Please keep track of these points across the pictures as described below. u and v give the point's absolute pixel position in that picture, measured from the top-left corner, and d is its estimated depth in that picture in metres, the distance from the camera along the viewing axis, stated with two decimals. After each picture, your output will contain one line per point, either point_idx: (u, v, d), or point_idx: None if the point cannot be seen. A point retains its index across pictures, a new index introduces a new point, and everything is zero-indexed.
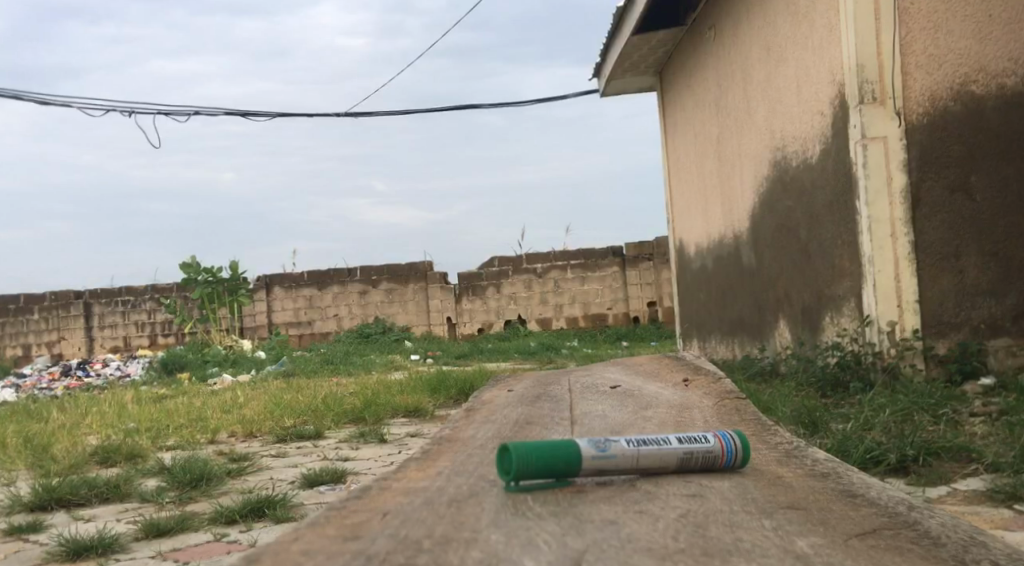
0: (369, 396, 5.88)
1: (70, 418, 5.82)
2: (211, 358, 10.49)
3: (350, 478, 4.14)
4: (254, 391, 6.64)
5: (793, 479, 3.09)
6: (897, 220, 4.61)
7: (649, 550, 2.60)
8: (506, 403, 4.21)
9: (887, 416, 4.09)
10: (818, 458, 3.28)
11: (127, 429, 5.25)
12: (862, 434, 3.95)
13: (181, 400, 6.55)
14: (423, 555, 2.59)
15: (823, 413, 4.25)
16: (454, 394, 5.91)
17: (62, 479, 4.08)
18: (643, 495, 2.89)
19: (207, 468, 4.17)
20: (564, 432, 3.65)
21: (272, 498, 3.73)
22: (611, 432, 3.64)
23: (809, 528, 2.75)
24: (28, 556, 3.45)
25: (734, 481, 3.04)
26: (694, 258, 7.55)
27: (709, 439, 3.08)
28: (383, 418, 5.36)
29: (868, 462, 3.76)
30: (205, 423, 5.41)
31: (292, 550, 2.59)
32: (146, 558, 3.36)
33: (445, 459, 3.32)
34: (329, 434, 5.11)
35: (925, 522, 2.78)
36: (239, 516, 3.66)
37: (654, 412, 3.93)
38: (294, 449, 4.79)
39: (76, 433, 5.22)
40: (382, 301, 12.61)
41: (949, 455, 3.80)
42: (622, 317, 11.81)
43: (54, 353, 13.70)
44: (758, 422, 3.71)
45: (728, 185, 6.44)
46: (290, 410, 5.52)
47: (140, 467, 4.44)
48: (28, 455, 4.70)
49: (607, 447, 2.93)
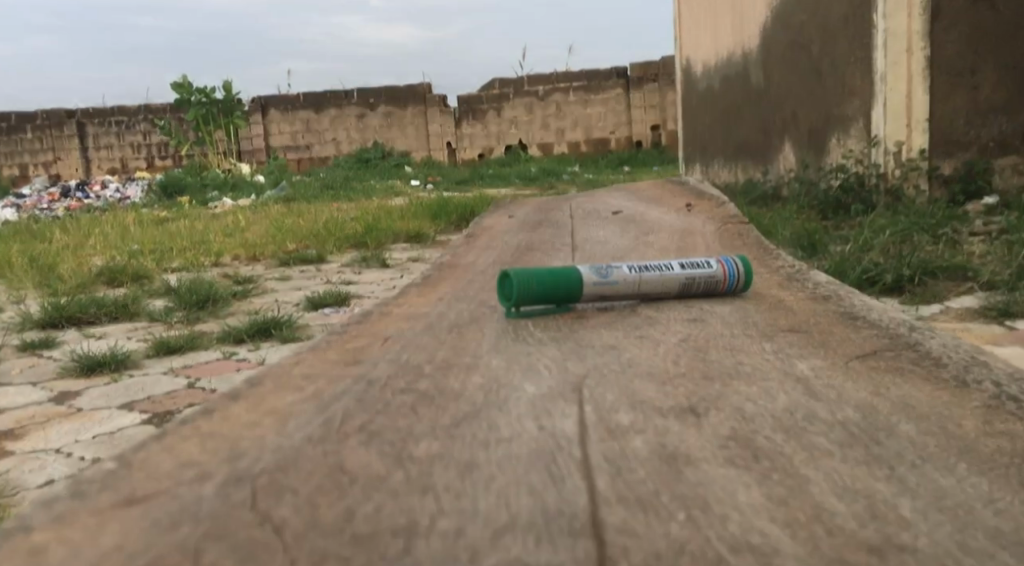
0: (368, 220, 5.30)
1: (73, 238, 5.13)
2: (210, 181, 9.91)
3: (355, 300, 3.39)
4: (255, 215, 6.12)
5: (792, 302, 2.36)
6: (914, 33, 3.85)
7: (648, 329, 2.15)
8: (509, 228, 3.98)
9: (886, 235, 3.29)
10: (820, 280, 2.57)
11: (133, 250, 4.58)
12: (860, 255, 3.15)
13: (181, 222, 5.86)
14: (423, 379, 1.90)
15: (822, 236, 3.51)
16: (456, 219, 5.34)
17: (66, 300, 3.34)
18: (644, 320, 2.21)
19: (214, 288, 3.46)
20: (566, 256, 3.25)
21: (281, 316, 2.98)
22: (613, 256, 3.19)
23: (806, 349, 2.00)
24: (35, 374, 2.73)
25: (737, 303, 2.35)
26: (700, 78, 6.53)
27: (711, 260, 2.41)
28: (383, 241, 4.75)
29: (863, 282, 2.97)
30: (206, 245, 4.77)
31: (292, 375, 1.95)
32: (159, 375, 2.63)
33: (450, 285, 2.84)
34: (332, 258, 4.48)
35: (927, 342, 1.98)
36: (246, 334, 2.90)
37: (656, 237, 3.50)
38: (296, 272, 4.14)
39: (79, 254, 4.56)
40: (380, 125, 12.20)
41: (952, 237, 3.41)
42: (624, 141, 11.99)
43: (50, 173, 12.66)
44: (762, 245, 3.15)
45: (716, 6, 5.99)
46: (290, 234, 4.94)
47: (147, 287, 3.79)
48: (34, 274, 4.02)
49: (610, 272, 2.29)
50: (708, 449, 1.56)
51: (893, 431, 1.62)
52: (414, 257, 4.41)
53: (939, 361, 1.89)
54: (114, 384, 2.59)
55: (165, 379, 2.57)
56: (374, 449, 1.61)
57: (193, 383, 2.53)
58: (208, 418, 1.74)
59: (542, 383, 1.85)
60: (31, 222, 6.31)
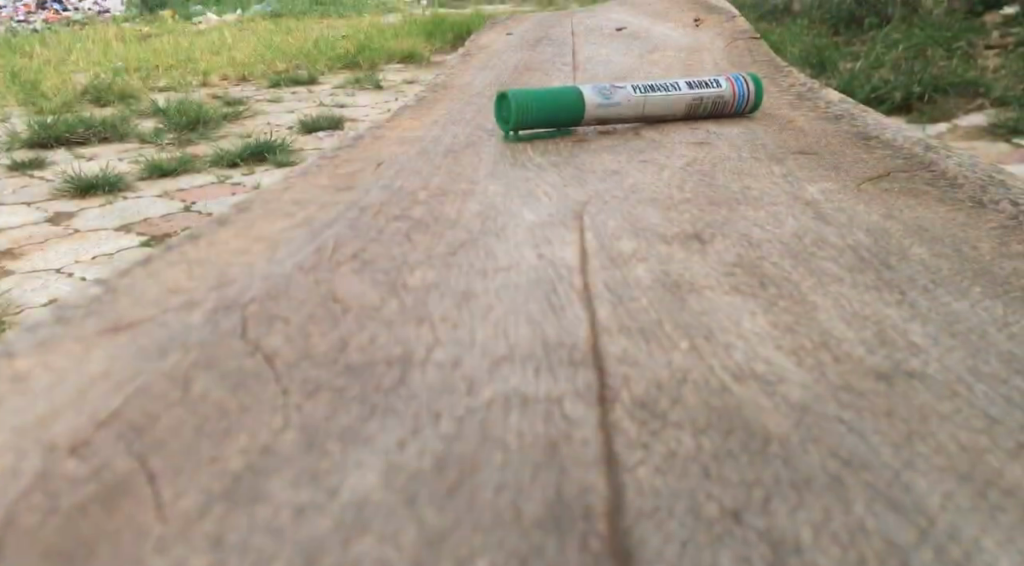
0: (362, 39, 5.41)
1: (55, 53, 5.26)
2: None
3: (349, 126, 3.76)
4: (243, 31, 6.20)
5: (803, 123, 2.62)
6: None
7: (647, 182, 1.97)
8: (505, 48, 3.87)
9: (899, 54, 3.73)
10: (833, 101, 2.78)
11: (115, 68, 4.80)
12: (870, 73, 3.61)
13: (165, 39, 5.97)
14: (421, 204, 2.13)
15: (832, 53, 3.92)
16: (450, 39, 5.43)
17: (56, 119, 3.71)
18: (650, 143, 2.44)
19: (203, 111, 3.80)
20: (567, 78, 3.23)
21: (273, 142, 3.40)
22: (616, 77, 3.23)
23: (811, 167, 2.16)
24: (34, 192, 3.14)
25: (744, 127, 2.58)
26: None
27: (719, 81, 2.63)
28: (378, 64, 4.91)
29: (871, 101, 3.43)
30: (196, 64, 4.96)
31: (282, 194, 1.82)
32: (151, 198, 3.06)
33: (442, 108, 2.89)
34: (323, 79, 4.69)
35: (942, 163, 2.07)
36: (239, 159, 3.32)
37: (659, 56, 3.51)
38: (290, 94, 4.36)
39: (64, 70, 4.76)
40: None
41: (956, 90, 3.47)
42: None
43: None
44: (771, 65, 3.24)
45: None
46: (281, 53, 5.09)
47: (134, 107, 4.07)
48: (19, 91, 4.27)
49: (612, 95, 2.49)
50: (712, 278, 1.40)
51: (905, 256, 1.49)
52: (410, 78, 4.62)
53: (955, 181, 1.96)
54: (107, 205, 3.00)
55: (162, 203, 2.99)
56: (369, 276, 1.41)
57: (189, 205, 2.97)
58: (194, 243, 1.50)
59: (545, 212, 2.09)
60: (28, 37, 6.30)
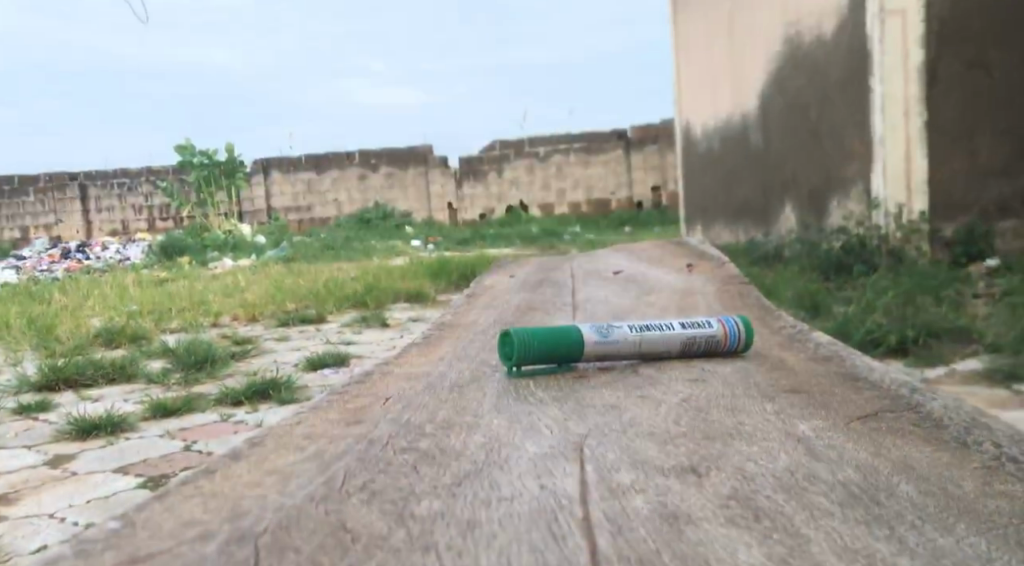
0: (370, 281, 5.60)
1: (72, 298, 5.44)
2: (211, 243, 10.18)
3: (354, 362, 3.84)
4: (256, 275, 6.43)
5: (795, 363, 2.72)
6: (910, 98, 4.29)
7: (649, 433, 2.25)
8: (508, 288, 4.03)
9: (890, 298, 3.86)
10: (823, 342, 2.89)
11: (129, 311, 4.94)
12: (864, 316, 3.74)
13: (182, 283, 6.19)
14: (425, 439, 2.25)
15: (825, 297, 4.06)
16: (455, 279, 5.61)
17: (66, 361, 3.80)
18: (646, 379, 2.55)
19: (211, 350, 3.90)
20: (568, 317, 3.36)
21: (277, 380, 3.47)
22: (614, 316, 3.36)
23: (809, 412, 2.39)
24: (37, 434, 3.19)
25: (737, 365, 2.68)
26: (700, 140, 7.21)
27: (711, 323, 2.73)
28: (385, 302, 5.06)
29: (867, 344, 3.53)
30: (207, 305, 5.11)
31: (295, 435, 2.28)
32: (154, 437, 3.11)
33: (449, 344, 3.00)
34: (330, 317, 4.83)
35: (926, 406, 2.36)
36: (244, 397, 3.39)
37: (656, 297, 3.66)
38: (297, 333, 4.48)
39: (79, 314, 4.91)
40: (381, 186, 12.16)
41: (950, 336, 3.56)
42: (625, 201, 11.67)
43: (52, 236, 13.08)
44: (761, 306, 3.37)
45: (739, 64, 6.05)
46: (290, 294, 5.25)
47: (144, 348, 4.17)
48: (33, 336, 4.40)
49: (609, 332, 2.61)
50: (708, 509, 1.44)
51: (894, 493, 1.52)
52: (415, 316, 4.76)
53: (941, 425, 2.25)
54: (109, 445, 3.05)
55: (164, 442, 3.05)
56: (377, 507, 1.46)
57: (189, 444, 3.02)
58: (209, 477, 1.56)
59: (541, 447, 2.20)
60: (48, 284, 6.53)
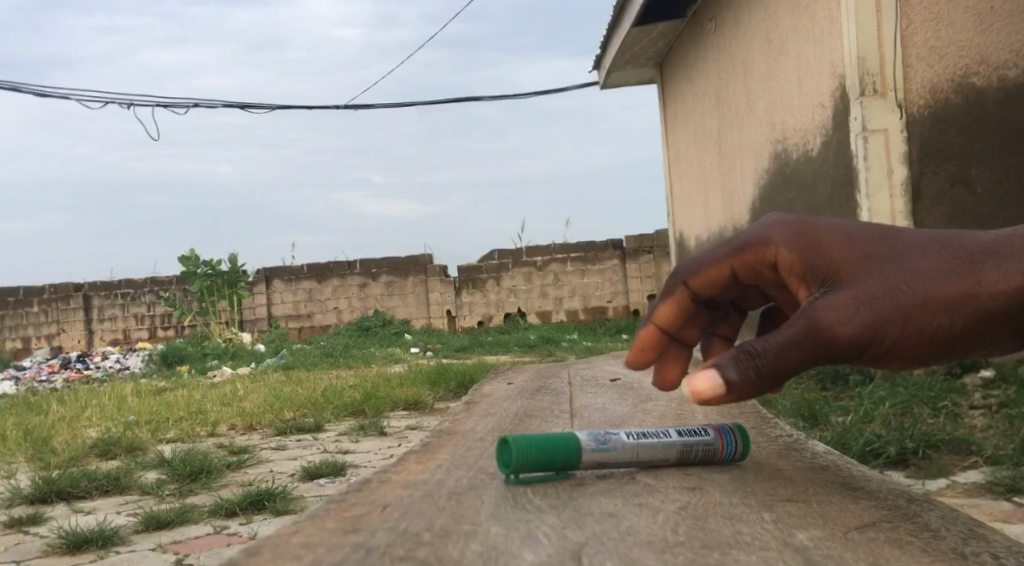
0: (369, 388, 5.58)
1: (73, 408, 5.44)
2: (210, 350, 10.33)
3: (352, 471, 3.82)
4: (254, 383, 6.41)
5: (792, 471, 2.73)
6: (897, 213, 4.38)
7: (648, 542, 2.26)
8: (506, 396, 4.01)
9: (887, 408, 3.86)
10: (819, 451, 2.90)
11: (127, 421, 4.93)
12: (862, 427, 3.74)
13: (181, 392, 6.19)
14: (423, 548, 2.25)
15: (823, 407, 4.04)
16: (454, 387, 5.59)
17: (62, 472, 3.76)
18: (643, 488, 2.55)
19: (207, 460, 3.87)
20: (565, 424, 3.34)
21: (272, 490, 3.44)
22: (612, 425, 3.34)
23: (808, 520, 2.40)
24: (26, 548, 3.16)
25: (735, 474, 2.68)
26: (694, 251, 7.28)
27: (708, 430, 2.73)
28: (382, 410, 5.06)
29: (867, 454, 3.52)
30: (205, 414, 5.09)
31: (292, 543, 2.27)
32: (146, 550, 3.08)
33: (447, 451, 2.99)
34: (328, 426, 4.81)
35: (925, 514, 2.44)
36: (239, 507, 3.37)
37: (654, 405, 3.65)
38: (293, 441, 4.47)
39: (76, 425, 4.89)
40: (381, 294, 12.26)
41: (949, 447, 3.56)
42: (622, 309, 11.62)
43: (53, 345, 13.24)
44: (757, 414, 3.37)
45: (728, 177, 6.19)
46: (287, 402, 5.23)
47: (140, 458, 4.14)
48: (29, 447, 4.38)
49: (606, 440, 2.62)
50: None
51: None
52: (412, 424, 4.73)
53: (939, 533, 2.36)
54: (100, 560, 3.02)
55: (155, 555, 3.03)
56: None
57: (180, 559, 2.99)
58: None
59: (538, 557, 2.21)
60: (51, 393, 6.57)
